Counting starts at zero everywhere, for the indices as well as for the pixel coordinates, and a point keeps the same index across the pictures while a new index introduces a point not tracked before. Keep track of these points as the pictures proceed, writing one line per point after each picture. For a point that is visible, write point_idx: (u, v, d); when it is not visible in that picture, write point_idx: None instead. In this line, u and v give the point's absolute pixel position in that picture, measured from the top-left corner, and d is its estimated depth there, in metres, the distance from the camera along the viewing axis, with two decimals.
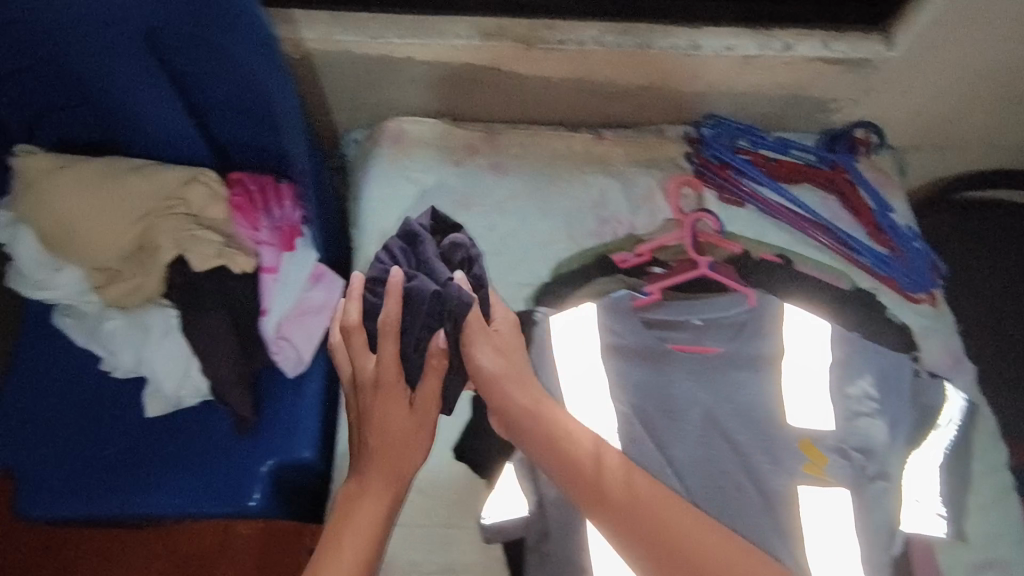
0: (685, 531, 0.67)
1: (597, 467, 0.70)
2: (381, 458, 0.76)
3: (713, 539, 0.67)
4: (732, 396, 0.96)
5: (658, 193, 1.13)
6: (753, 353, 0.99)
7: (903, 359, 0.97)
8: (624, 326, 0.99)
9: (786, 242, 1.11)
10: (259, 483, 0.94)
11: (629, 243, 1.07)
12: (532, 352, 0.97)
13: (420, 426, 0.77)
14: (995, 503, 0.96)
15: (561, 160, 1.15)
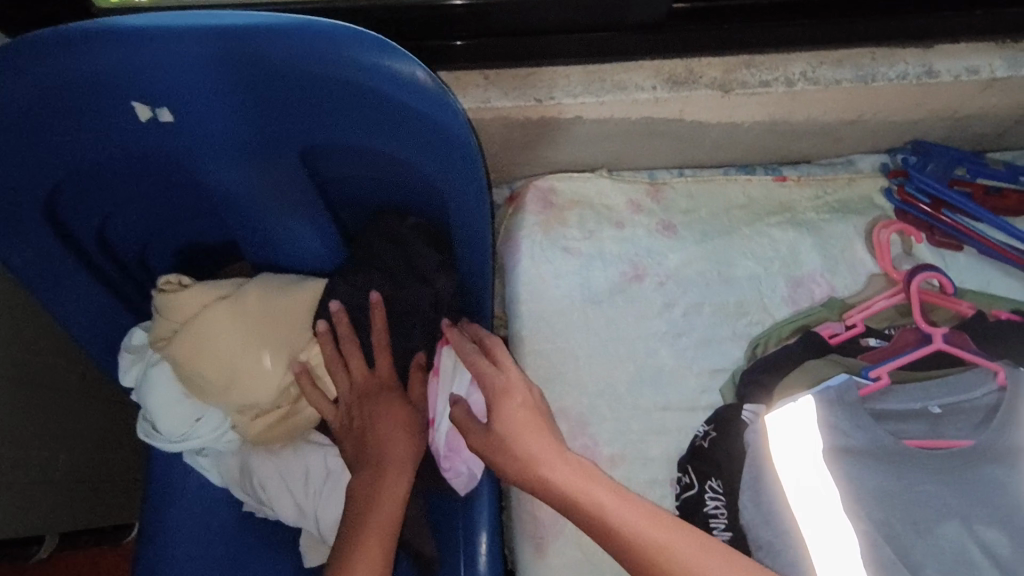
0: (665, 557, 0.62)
1: (613, 523, 0.64)
2: (392, 492, 0.72)
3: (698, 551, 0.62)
4: (992, 498, 0.80)
5: (857, 244, 0.96)
6: (1010, 444, 0.82)
7: None
8: (850, 422, 0.82)
9: (1016, 291, 0.94)
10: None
11: (835, 310, 0.91)
12: (748, 463, 0.82)
13: (406, 467, 0.74)
14: None
15: (738, 211, 0.98)
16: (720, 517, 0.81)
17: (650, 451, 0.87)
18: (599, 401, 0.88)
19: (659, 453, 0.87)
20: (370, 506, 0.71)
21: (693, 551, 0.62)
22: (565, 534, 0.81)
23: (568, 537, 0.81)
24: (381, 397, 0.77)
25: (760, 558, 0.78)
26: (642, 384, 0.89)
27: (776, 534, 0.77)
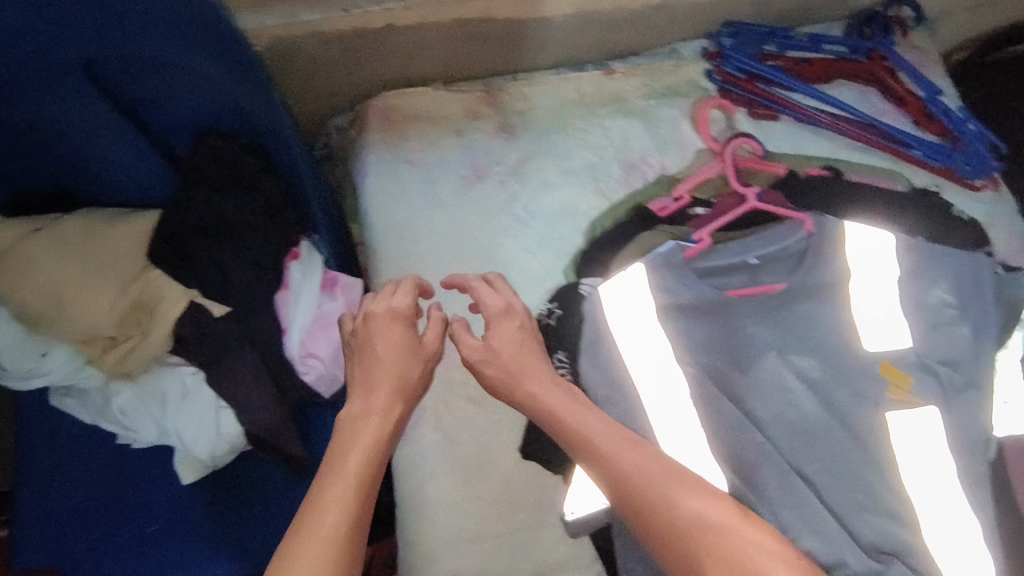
0: (667, 502, 0.61)
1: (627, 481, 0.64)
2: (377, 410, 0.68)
3: (692, 513, 0.60)
4: (807, 329, 0.88)
5: (684, 123, 1.02)
6: (821, 280, 0.90)
7: (979, 257, 0.90)
8: (678, 284, 0.89)
9: (828, 150, 1.02)
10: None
11: (664, 186, 0.97)
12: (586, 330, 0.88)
13: (404, 380, 0.72)
14: None
15: (572, 106, 1.03)
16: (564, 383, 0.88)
17: None
18: (451, 299, 0.95)
19: None
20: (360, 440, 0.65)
21: (696, 503, 0.61)
22: (423, 419, 0.89)
23: (427, 422, 0.89)
24: (388, 321, 0.77)
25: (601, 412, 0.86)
26: (490, 277, 0.96)
27: (613, 389, 0.86)
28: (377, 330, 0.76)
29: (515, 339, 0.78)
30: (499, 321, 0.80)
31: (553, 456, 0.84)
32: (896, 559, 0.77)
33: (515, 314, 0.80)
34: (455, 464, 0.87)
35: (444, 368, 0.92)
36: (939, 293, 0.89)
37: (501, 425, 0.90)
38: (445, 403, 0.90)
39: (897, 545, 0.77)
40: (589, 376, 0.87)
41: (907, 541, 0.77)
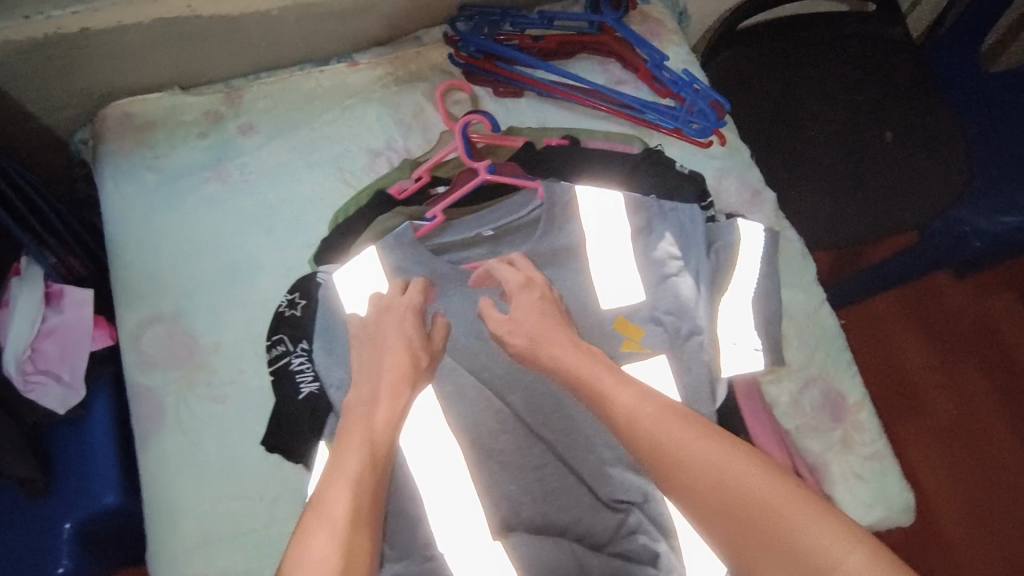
0: (726, 468, 0.58)
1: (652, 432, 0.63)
2: (342, 468, 0.64)
3: (758, 484, 0.57)
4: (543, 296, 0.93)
5: (427, 107, 1.04)
6: (555, 248, 0.93)
7: (693, 209, 0.94)
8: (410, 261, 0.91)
9: (569, 122, 1.05)
10: (63, 550, 0.87)
11: (405, 171, 0.99)
12: (322, 315, 0.89)
13: (400, 390, 0.72)
14: (813, 321, 0.97)
15: (318, 100, 1.03)
16: (304, 372, 0.89)
17: (247, 333, 0.93)
18: (194, 302, 0.94)
19: (257, 333, 0.93)
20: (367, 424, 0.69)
21: (696, 440, 0.61)
22: (165, 425, 0.88)
23: (169, 424, 0.88)
24: (394, 315, 0.77)
25: (333, 395, 0.85)
26: (235, 275, 0.95)
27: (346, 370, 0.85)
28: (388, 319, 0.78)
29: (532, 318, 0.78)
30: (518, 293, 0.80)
31: (296, 445, 0.86)
32: (633, 507, 0.85)
33: (534, 285, 0.82)
34: (196, 464, 0.87)
35: (186, 371, 0.90)
36: (671, 248, 0.92)
37: (246, 421, 0.89)
38: (188, 407, 0.89)
39: (636, 496, 0.85)
40: (325, 363, 0.87)
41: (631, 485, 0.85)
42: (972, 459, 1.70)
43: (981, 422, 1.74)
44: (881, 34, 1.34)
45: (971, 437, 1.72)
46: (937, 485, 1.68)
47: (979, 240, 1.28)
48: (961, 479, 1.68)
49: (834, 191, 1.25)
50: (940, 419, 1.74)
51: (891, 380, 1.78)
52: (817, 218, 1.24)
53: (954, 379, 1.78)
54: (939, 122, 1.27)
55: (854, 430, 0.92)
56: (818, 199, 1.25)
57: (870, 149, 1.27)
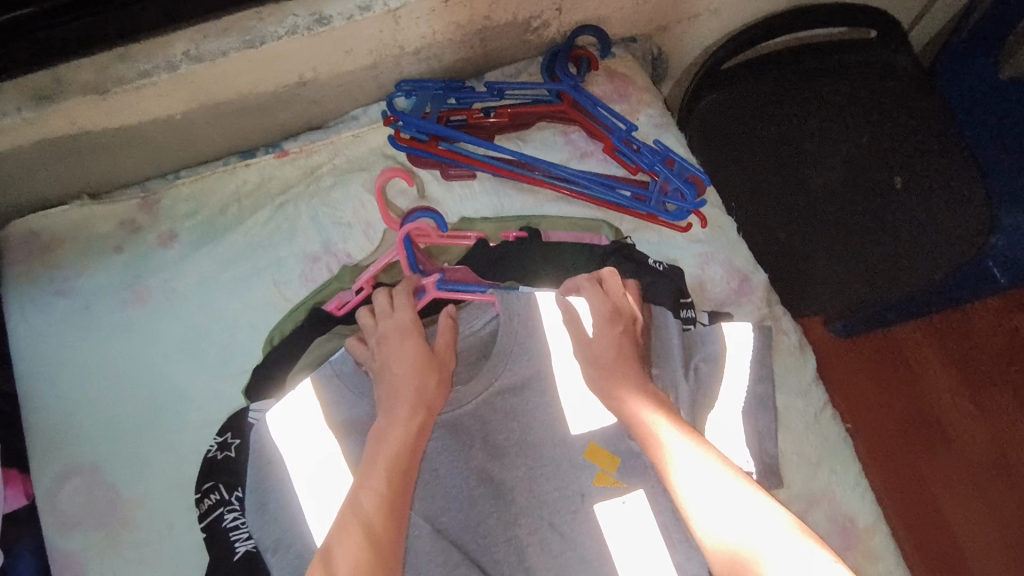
0: None
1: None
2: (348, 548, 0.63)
3: None
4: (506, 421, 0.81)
5: (369, 200, 0.92)
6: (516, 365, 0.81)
7: (668, 315, 0.83)
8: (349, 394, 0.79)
9: (528, 207, 0.94)
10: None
11: (344, 280, 0.87)
12: (252, 468, 0.78)
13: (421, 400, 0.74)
14: (815, 430, 0.85)
15: (246, 199, 0.92)
16: (240, 527, 0.79)
17: (174, 481, 0.82)
18: (113, 448, 0.83)
19: (187, 479, 0.82)
20: (339, 555, 0.63)
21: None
22: None
23: None
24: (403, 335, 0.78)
25: (268, 561, 0.73)
26: (160, 412, 0.84)
27: (283, 529, 0.74)
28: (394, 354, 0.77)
29: (611, 365, 0.77)
30: (602, 327, 0.78)
31: None
32: None
33: (617, 322, 0.79)
34: None
35: (107, 532, 0.80)
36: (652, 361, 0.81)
37: None
38: (110, 573, 0.78)
39: None
40: (255, 521, 0.75)
41: None
42: (1001, 496, 1.60)
43: (1015, 453, 1.63)
44: (886, 59, 1.16)
45: (1001, 470, 1.62)
46: (964, 525, 1.58)
47: (1002, 274, 1.27)
48: (988, 519, 1.58)
49: (834, 252, 1.18)
50: (966, 450, 1.64)
51: (913, 410, 1.67)
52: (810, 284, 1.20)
53: (983, 408, 1.67)
54: (960, 160, 1.07)
55: (867, 561, 0.81)
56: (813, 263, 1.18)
57: (875, 200, 1.13)
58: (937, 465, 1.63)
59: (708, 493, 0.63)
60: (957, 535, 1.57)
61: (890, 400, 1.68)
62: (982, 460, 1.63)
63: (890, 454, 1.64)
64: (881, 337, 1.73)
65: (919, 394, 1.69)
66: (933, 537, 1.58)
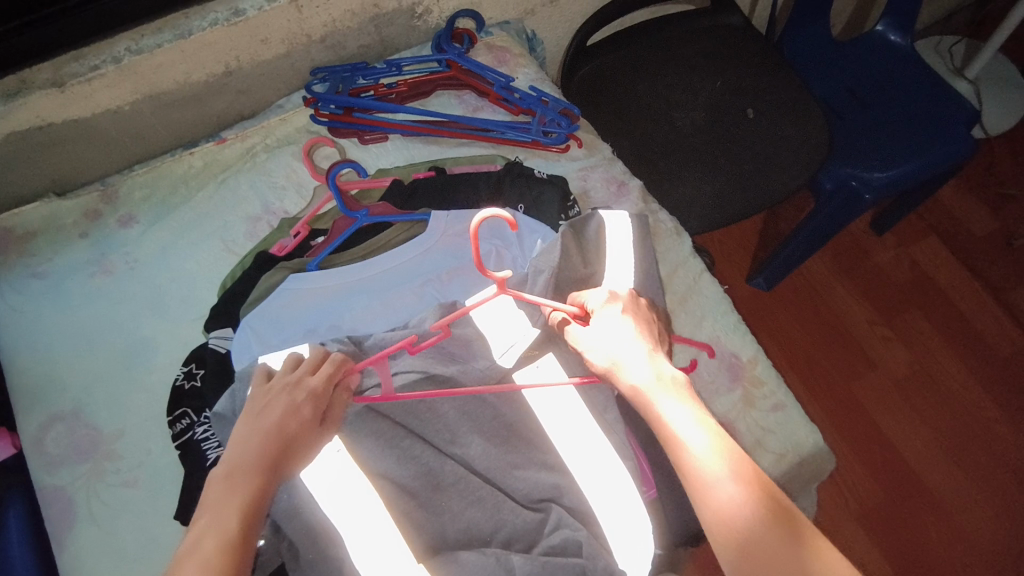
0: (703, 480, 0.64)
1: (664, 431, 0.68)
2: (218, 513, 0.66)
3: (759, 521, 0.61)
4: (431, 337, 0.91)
5: (299, 166, 1.09)
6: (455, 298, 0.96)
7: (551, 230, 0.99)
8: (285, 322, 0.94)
9: (435, 154, 1.11)
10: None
11: (283, 228, 1.02)
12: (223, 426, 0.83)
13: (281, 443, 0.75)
14: (695, 291, 1.02)
15: (192, 180, 1.07)
16: (210, 438, 0.89)
17: (148, 414, 0.94)
18: (91, 395, 0.94)
19: (160, 411, 0.94)
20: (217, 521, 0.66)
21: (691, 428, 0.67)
22: (78, 518, 0.87)
23: (83, 520, 0.87)
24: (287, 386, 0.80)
25: None
26: (132, 360, 0.97)
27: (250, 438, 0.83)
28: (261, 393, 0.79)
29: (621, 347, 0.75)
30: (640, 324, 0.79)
31: None
32: (553, 503, 0.86)
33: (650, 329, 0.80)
34: (114, 555, 0.86)
35: (92, 464, 0.90)
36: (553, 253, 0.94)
37: (157, 500, 0.89)
38: (97, 497, 0.89)
39: (551, 491, 0.86)
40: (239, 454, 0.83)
41: (543, 481, 0.86)
42: (922, 400, 1.85)
43: (927, 363, 1.89)
44: (725, 24, 1.45)
45: (919, 378, 1.88)
46: (895, 429, 1.81)
47: (868, 192, 1.54)
48: (914, 421, 1.82)
49: (714, 173, 1.32)
50: (888, 367, 1.89)
51: (835, 338, 1.93)
52: (703, 201, 1.31)
53: (896, 328, 1.94)
54: (793, 96, 1.38)
55: (753, 386, 0.95)
56: (702, 185, 1.32)
57: (736, 129, 1.36)
58: (864, 381, 1.87)
59: (630, 350, 0.74)
60: (891, 438, 1.80)
61: (816, 332, 1.93)
62: (902, 372, 1.88)
63: (823, 378, 1.88)
64: (797, 279, 1.99)
65: (839, 325, 1.94)
66: (870, 444, 1.80)
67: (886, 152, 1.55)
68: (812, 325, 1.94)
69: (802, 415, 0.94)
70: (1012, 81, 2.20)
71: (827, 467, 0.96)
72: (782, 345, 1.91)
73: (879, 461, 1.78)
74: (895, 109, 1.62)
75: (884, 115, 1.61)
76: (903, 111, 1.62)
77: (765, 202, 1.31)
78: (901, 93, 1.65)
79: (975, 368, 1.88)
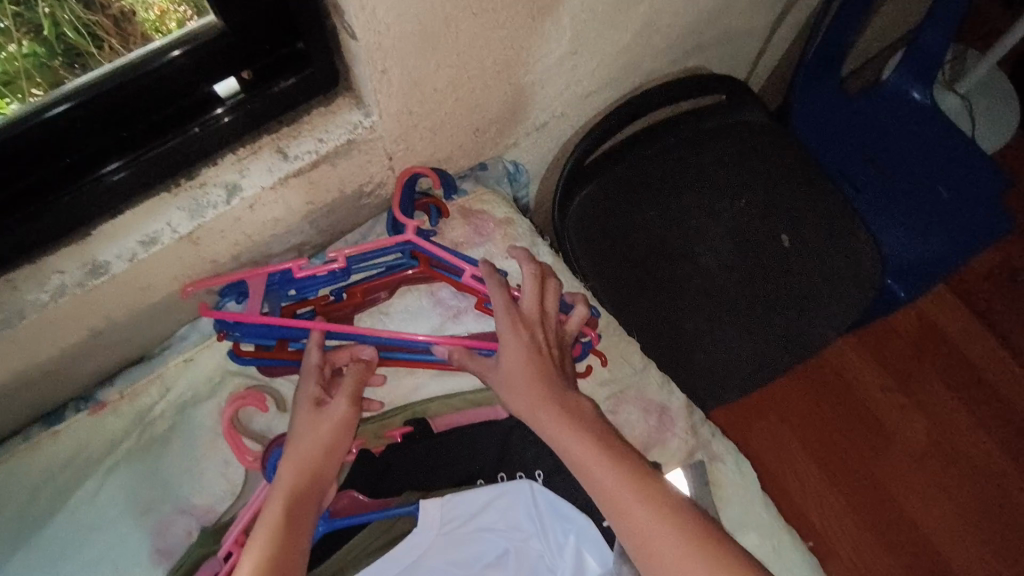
0: None
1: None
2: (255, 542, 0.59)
3: None
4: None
5: (220, 434, 0.77)
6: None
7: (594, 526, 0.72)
8: None
9: (410, 391, 0.81)
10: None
11: (208, 543, 0.72)
12: None
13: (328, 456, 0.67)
14: (777, 562, 0.78)
15: (62, 475, 0.74)
16: None
17: None
18: None
19: None
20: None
21: (679, 555, 0.59)
22: None
23: None
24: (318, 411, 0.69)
25: None
26: None
27: None
28: (303, 418, 0.68)
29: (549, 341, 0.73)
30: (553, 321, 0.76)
31: None
32: None
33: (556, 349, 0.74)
34: None
35: None
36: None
37: None
38: None
39: None
40: None
41: None
42: (949, 476, 1.57)
43: (952, 429, 1.61)
44: (745, 121, 1.18)
45: (943, 450, 1.59)
46: (923, 515, 1.54)
47: (903, 290, 1.35)
48: (943, 503, 1.55)
49: (749, 324, 1.09)
50: (908, 441, 1.60)
51: (844, 415, 1.62)
52: (740, 367, 1.08)
53: (912, 394, 1.64)
54: (830, 215, 1.14)
55: None
56: (738, 345, 1.09)
57: (771, 264, 1.11)
58: (882, 461, 1.59)
59: None
60: (920, 527, 1.53)
61: (819, 410, 1.63)
62: (923, 445, 1.60)
63: (835, 463, 1.59)
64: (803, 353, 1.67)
65: (848, 400, 1.64)
66: (899, 536, 1.53)
67: (920, 239, 1.34)
68: (815, 406, 1.64)
69: None
70: (1007, 93, 1.86)
71: None
72: (785, 432, 1.61)
73: (903, 558, 1.51)
74: (928, 183, 1.39)
75: (917, 194, 1.38)
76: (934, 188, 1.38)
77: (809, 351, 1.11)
78: (924, 162, 1.42)
79: (1002, 434, 1.60)
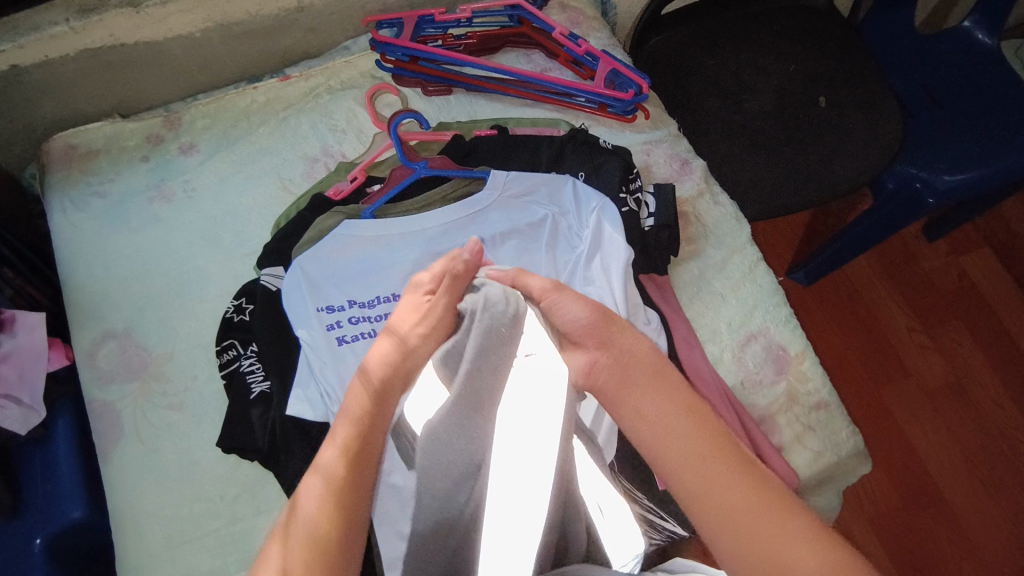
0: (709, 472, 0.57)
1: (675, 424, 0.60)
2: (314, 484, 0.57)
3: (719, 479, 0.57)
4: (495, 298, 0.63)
5: (360, 111, 1.08)
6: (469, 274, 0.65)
7: (614, 207, 0.94)
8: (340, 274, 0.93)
9: (498, 111, 1.10)
10: (35, 566, 0.92)
11: (340, 171, 1.02)
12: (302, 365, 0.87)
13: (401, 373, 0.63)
14: (749, 280, 1.01)
15: (254, 114, 1.08)
16: (256, 372, 0.90)
17: (197, 343, 0.96)
18: (142, 318, 0.97)
19: (209, 340, 0.96)
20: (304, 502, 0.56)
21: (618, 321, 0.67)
22: (123, 435, 0.90)
23: (127, 438, 0.90)
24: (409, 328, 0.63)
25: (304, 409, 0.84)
26: (185, 287, 0.99)
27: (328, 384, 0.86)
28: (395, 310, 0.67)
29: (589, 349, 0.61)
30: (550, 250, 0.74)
31: (248, 444, 0.86)
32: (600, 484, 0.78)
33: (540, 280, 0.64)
34: (156, 471, 0.89)
35: (140, 384, 0.93)
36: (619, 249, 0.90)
37: (199, 425, 0.92)
38: (143, 415, 0.91)
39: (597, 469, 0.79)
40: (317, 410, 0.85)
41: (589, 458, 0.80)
42: (959, 418, 1.58)
43: (970, 380, 1.62)
44: (808, 6, 1.40)
45: (958, 395, 1.61)
46: (923, 444, 1.56)
47: (931, 196, 1.29)
48: (944, 439, 1.56)
49: (779, 158, 1.27)
50: (924, 379, 1.62)
51: (862, 340, 1.67)
52: (762, 194, 1.25)
53: (936, 340, 1.67)
54: (869, 84, 1.30)
55: (798, 381, 0.94)
56: (766, 177, 1.26)
57: (809, 116, 1.30)
58: (891, 390, 1.61)
59: None
60: (918, 453, 1.55)
61: (841, 331, 1.68)
62: (936, 384, 1.62)
63: (843, 375, 1.63)
64: (838, 276, 1.73)
65: (876, 329, 1.68)
66: (893, 457, 1.55)
67: (959, 155, 1.29)
68: (841, 327, 1.68)
69: (844, 417, 0.93)
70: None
71: (860, 472, 0.96)
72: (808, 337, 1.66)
73: (900, 481, 1.52)
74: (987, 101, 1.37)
75: (975, 113, 1.35)
76: (997, 116, 1.34)
77: (830, 193, 1.24)
78: (992, 84, 1.42)
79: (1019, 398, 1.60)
